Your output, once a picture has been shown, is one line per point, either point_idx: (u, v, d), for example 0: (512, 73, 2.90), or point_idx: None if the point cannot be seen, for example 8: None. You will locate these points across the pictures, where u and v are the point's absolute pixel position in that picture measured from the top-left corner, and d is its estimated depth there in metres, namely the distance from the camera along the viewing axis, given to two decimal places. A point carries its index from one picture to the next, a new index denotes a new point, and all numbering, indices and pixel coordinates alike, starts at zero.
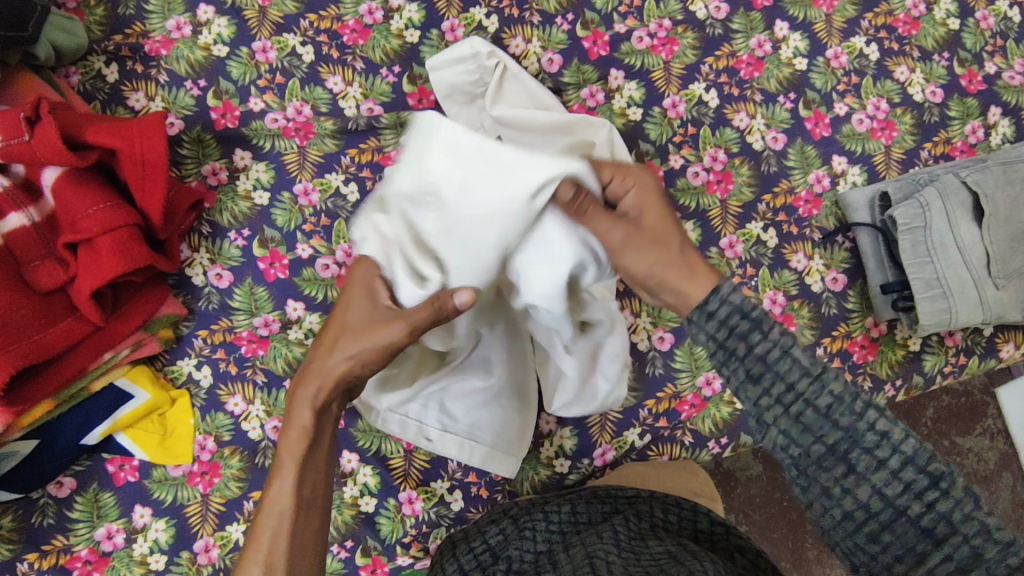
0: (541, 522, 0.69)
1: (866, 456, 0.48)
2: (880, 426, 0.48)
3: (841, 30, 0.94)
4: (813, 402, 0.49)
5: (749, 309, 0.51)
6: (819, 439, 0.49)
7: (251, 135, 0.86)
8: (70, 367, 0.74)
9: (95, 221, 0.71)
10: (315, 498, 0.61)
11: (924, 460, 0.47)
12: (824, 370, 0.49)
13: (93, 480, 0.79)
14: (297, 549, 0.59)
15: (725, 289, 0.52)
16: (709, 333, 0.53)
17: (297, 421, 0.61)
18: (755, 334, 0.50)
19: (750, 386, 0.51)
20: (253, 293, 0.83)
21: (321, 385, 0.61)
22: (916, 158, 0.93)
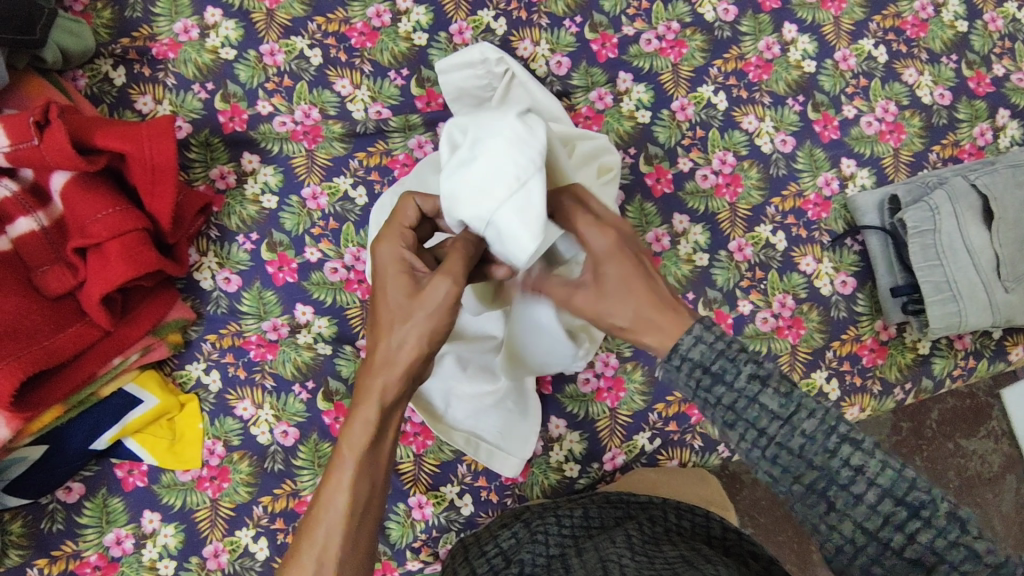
0: (552, 525, 0.69)
1: (843, 493, 0.48)
2: (854, 461, 0.47)
3: (850, 32, 0.94)
4: (786, 444, 0.49)
5: (709, 363, 0.51)
6: (798, 479, 0.49)
7: (259, 138, 0.85)
8: (79, 372, 0.73)
9: (105, 225, 0.70)
10: (373, 495, 0.59)
11: (903, 491, 0.47)
12: (796, 411, 0.49)
13: (102, 485, 0.79)
14: (350, 546, 0.56)
15: (684, 345, 0.53)
16: (697, 363, 0.52)
17: (362, 414, 0.58)
18: (721, 387, 0.51)
19: (745, 414, 0.50)
20: (262, 297, 0.83)
21: (380, 380, 0.58)
22: (925, 160, 0.93)
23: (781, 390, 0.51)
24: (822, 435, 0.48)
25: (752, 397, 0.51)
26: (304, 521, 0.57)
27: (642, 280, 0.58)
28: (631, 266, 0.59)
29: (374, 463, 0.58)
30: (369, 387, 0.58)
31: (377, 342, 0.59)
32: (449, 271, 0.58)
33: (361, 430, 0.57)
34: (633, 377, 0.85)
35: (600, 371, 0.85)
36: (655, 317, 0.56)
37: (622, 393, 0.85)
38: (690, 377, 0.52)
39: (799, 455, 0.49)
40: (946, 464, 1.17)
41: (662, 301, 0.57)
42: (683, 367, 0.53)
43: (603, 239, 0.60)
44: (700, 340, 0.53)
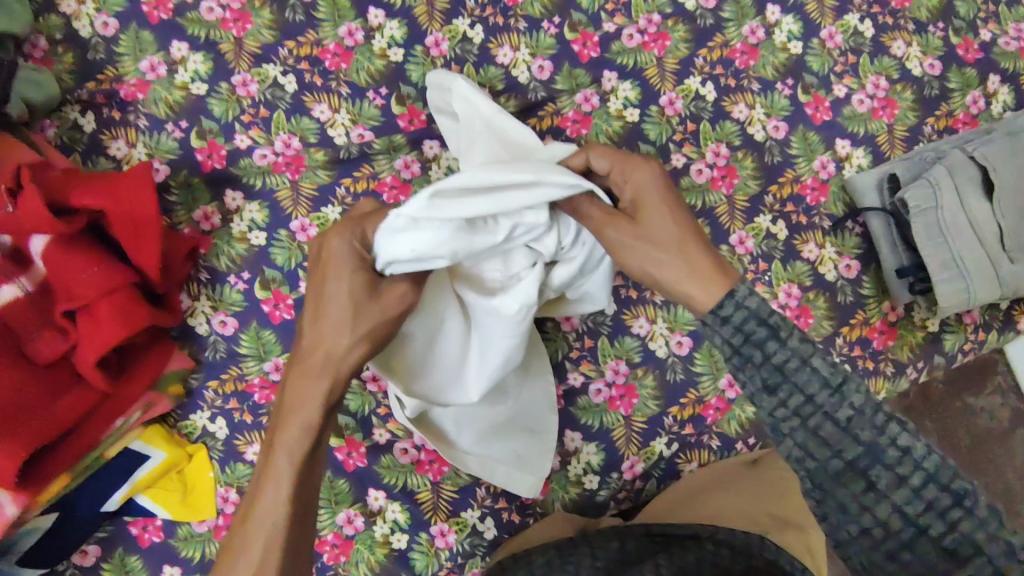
0: (586, 556, 0.65)
1: (887, 473, 0.45)
2: (901, 441, 0.45)
3: (834, 9, 0.92)
4: (833, 416, 0.47)
5: (765, 315, 0.50)
6: (838, 455, 0.46)
7: (241, 174, 0.83)
8: (83, 439, 0.71)
9: (92, 285, 0.68)
10: (310, 508, 0.58)
11: (947, 478, 0.45)
12: (845, 381, 0.47)
13: (118, 544, 0.77)
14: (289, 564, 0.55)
15: (740, 293, 0.51)
16: (751, 315, 0.50)
17: (300, 415, 0.57)
18: (773, 343, 0.48)
19: (794, 377, 0.48)
20: (260, 337, 0.81)
21: (320, 379, 0.57)
22: (920, 134, 0.91)
23: (809, 369, 0.48)
24: (869, 411, 0.46)
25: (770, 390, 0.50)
26: (238, 529, 0.56)
27: (680, 220, 0.58)
28: (681, 208, 0.59)
29: (311, 475, 0.58)
30: (300, 397, 0.58)
31: (317, 336, 0.58)
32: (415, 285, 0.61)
33: (297, 436, 0.57)
34: (644, 382, 0.84)
35: (612, 380, 0.84)
36: (702, 264, 0.55)
37: (634, 400, 0.84)
38: (735, 334, 0.50)
39: (845, 428, 0.46)
40: (955, 424, 1.17)
41: (711, 251, 0.56)
42: (729, 322, 0.50)
43: (650, 175, 0.60)
44: (743, 301, 0.51)
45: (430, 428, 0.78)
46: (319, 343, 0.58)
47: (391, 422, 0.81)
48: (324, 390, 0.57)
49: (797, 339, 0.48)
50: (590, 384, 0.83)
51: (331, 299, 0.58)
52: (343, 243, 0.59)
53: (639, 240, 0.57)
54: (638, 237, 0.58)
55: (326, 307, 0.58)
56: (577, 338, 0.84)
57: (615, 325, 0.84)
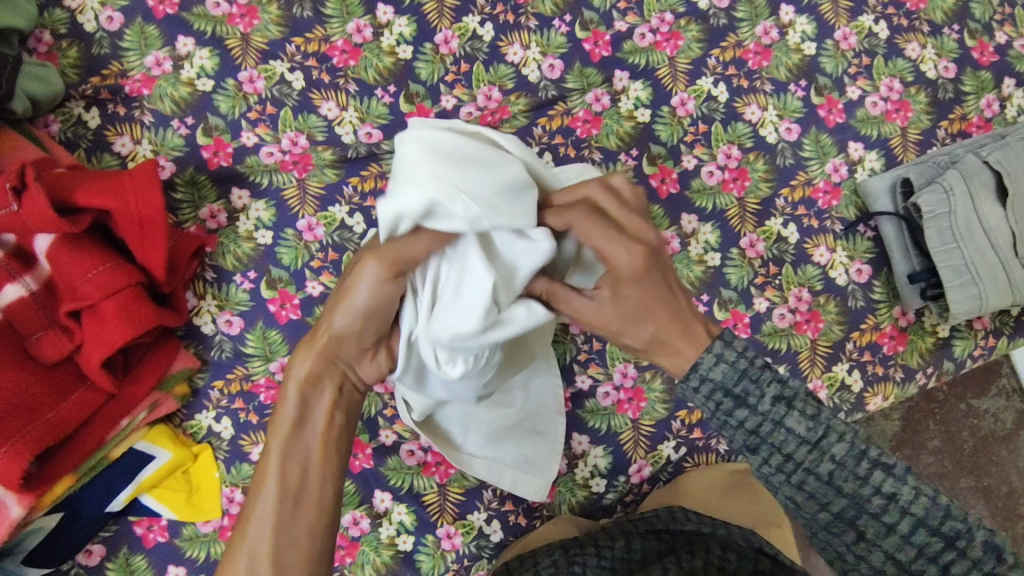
0: (591, 559, 0.64)
1: (874, 522, 0.46)
2: (886, 488, 0.46)
3: (848, 9, 0.91)
4: (814, 470, 0.47)
5: (731, 385, 0.50)
6: (825, 508, 0.47)
7: (247, 172, 0.82)
8: (89, 440, 0.70)
9: (97, 286, 0.67)
10: (306, 485, 0.60)
11: (937, 520, 0.45)
12: (824, 435, 0.47)
13: (123, 544, 0.77)
14: (279, 540, 0.57)
15: (705, 365, 0.51)
16: (717, 387, 0.50)
17: (288, 397, 0.61)
18: (743, 410, 0.49)
19: (770, 438, 0.48)
20: (266, 337, 0.80)
21: (310, 358, 0.62)
22: (934, 137, 0.90)
23: (784, 429, 0.48)
24: (852, 461, 0.47)
25: (750, 440, 0.49)
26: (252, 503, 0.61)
27: (649, 301, 0.56)
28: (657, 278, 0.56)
29: (303, 455, 0.61)
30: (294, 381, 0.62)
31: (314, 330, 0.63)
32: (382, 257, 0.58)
33: (288, 414, 0.61)
34: (652, 386, 0.83)
35: (620, 383, 0.83)
36: (668, 336, 0.55)
37: (643, 403, 0.83)
38: (707, 402, 0.51)
39: (828, 481, 0.47)
40: (959, 426, 1.17)
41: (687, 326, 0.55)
42: (699, 392, 0.51)
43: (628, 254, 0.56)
44: (709, 373, 0.51)
45: (439, 430, 0.77)
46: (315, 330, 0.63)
47: (397, 424, 0.81)
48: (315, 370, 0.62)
49: (768, 401, 0.49)
50: (598, 387, 0.83)
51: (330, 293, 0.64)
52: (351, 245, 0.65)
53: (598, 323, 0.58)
54: (603, 308, 0.57)
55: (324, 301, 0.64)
56: (585, 340, 0.83)
57: None
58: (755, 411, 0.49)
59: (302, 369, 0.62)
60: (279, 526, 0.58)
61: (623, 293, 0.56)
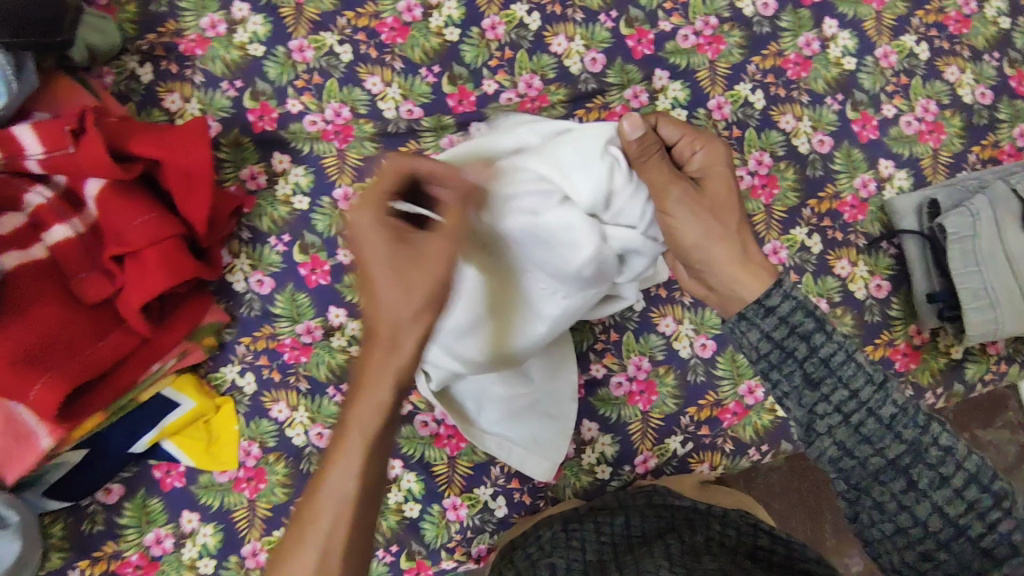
0: (591, 534, 0.70)
1: (928, 472, 0.51)
2: (943, 441, 0.51)
3: (891, 28, 0.92)
4: (875, 411, 0.52)
5: (812, 308, 0.55)
6: (880, 451, 0.52)
7: (290, 138, 0.84)
8: (120, 381, 0.72)
9: (142, 233, 0.70)
10: (378, 492, 0.53)
11: (987, 479, 0.51)
12: (886, 379, 0.53)
13: (141, 486, 0.79)
14: (352, 557, 0.51)
15: (787, 285, 0.56)
16: (798, 305, 0.55)
17: (372, 395, 0.51)
18: (818, 336, 0.54)
19: (839, 371, 0.53)
20: (295, 299, 0.83)
21: (392, 357, 0.51)
22: (965, 161, 0.91)
23: (854, 365, 0.53)
24: (911, 410, 0.52)
25: (817, 372, 0.54)
26: (297, 524, 0.51)
27: (735, 217, 0.64)
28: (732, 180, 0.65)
29: (383, 458, 0.53)
30: (371, 378, 0.51)
31: (376, 314, 0.50)
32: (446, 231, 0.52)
33: (371, 416, 0.51)
34: (665, 380, 0.85)
35: (633, 374, 0.85)
36: (748, 245, 0.63)
37: (654, 396, 0.85)
38: (778, 325, 0.55)
39: (887, 426, 0.52)
40: None
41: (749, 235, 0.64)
42: (774, 313, 0.55)
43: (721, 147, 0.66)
44: (789, 290, 0.56)
45: (454, 404, 0.79)
46: (376, 316, 0.51)
47: (414, 395, 0.83)
48: (397, 368, 0.51)
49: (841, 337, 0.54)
50: (611, 377, 0.85)
51: (379, 279, 0.50)
52: (368, 217, 0.51)
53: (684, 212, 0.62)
54: (692, 209, 0.62)
55: (375, 288, 0.50)
56: (603, 330, 0.85)
57: (641, 321, 0.85)
58: (830, 339, 0.54)
59: (378, 386, 0.51)
60: (358, 537, 0.52)
61: (719, 188, 0.64)
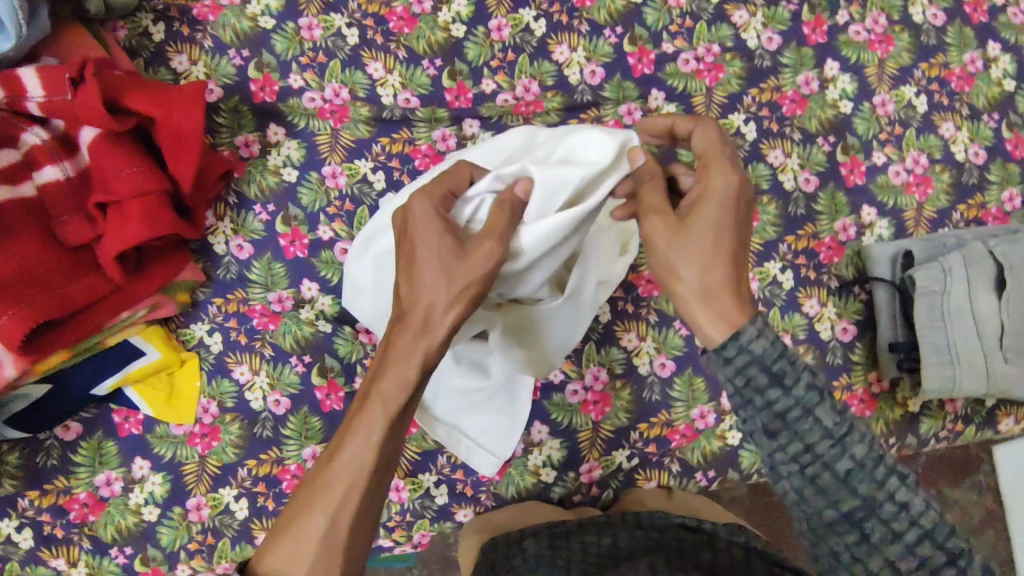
0: (576, 553, 0.72)
1: (881, 527, 0.52)
2: (899, 496, 0.52)
3: (893, 77, 0.92)
4: (832, 466, 0.52)
5: (770, 361, 0.52)
6: (835, 504, 0.52)
7: (287, 112, 0.86)
8: (88, 322, 0.74)
9: (128, 184, 0.72)
10: (390, 466, 0.58)
11: (942, 536, 0.51)
12: (848, 432, 0.52)
13: (98, 428, 0.82)
14: (357, 524, 0.55)
15: (745, 337, 0.52)
16: (755, 360, 0.52)
17: (401, 372, 0.57)
18: (776, 390, 0.52)
19: (795, 426, 0.52)
20: (271, 268, 0.85)
21: (424, 338, 0.57)
22: (948, 218, 0.91)
23: (812, 420, 0.52)
24: (870, 464, 0.52)
25: (773, 424, 0.53)
26: (308, 488, 0.56)
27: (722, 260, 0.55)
28: (745, 228, 0.57)
29: (399, 433, 0.58)
30: (399, 355, 0.58)
31: (414, 297, 0.58)
32: (494, 231, 0.59)
33: (396, 390, 0.57)
34: (620, 394, 0.86)
35: (589, 384, 0.86)
36: (720, 290, 0.55)
37: (607, 408, 0.86)
38: (738, 376, 0.53)
39: (844, 480, 0.52)
40: None
41: (736, 284, 0.55)
42: (732, 362, 0.53)
43: (732, 181, 0.57)
44: (747, 344, 0.52)
45: None
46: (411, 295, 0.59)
47: None
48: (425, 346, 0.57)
49: (802, 386, 0.52)
50: (568, 384, 0.86)
51: (424, 260, 0.58)
52: (421, 203, 0.60)
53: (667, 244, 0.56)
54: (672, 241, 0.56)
55: (417, 273, 0.58)
56: None
57: (605, 333, 0.87)
58: (788, 394, 0.52)
59: (404, 366, 0.57)
60: (363, 508, 0.55)
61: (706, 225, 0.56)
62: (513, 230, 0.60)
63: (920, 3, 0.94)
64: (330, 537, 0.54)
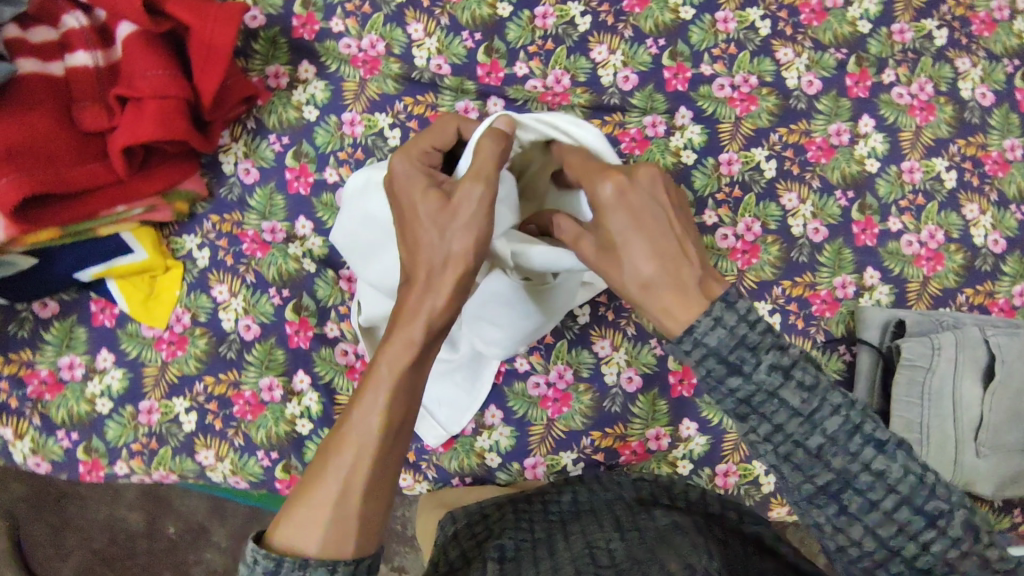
0: (539, 513, 0.72)
1: (859, 498, 0.47)
2: (875, 465, 0.47)
3: (927, 147, 0.91)
4: (803, 443, 0.48)
5: (726, 352, 0.48)
6: (810, 480, 0.48)
7: (322, 52, 0.88)
8: (85, 207, 0.76)
9: (151, 84, 0.74)
10: (405, 429, 0.53)
11: (922, 500, 0.47)
12: (819, 409, 0.47)
13: (74, 312, 0.84)
14: (370, 488, 0.50)
15: (701, 330, 0.48)
16: (711, 352, 0.48)
17: (406, 331, 0.53)
18: (735, 377, 0.48)
19: (761, 410, 0.48)
20: (272, 199, 0.87)
21: (437, 295, 0.53)
22: (952, 299, 0.89)
23: (779, 401, 0.48)
24: (844, 437, 0.47)
25: (742, 409, 0.49)
26: (317, 459, 0.51)
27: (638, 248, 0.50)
28: (649, 213, 0.51)
29: (412, 393, 0.53)
30: (405, 316, 0.53)
31: (416, 258, 0.55)
32: (477, 173, 0.53)
33: (401, 347, 0.52)
34: (581, 397, 0.86)
35: (552, 381, 0.86)
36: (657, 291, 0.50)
37: (565, 408, 0.86)
38: (698, 368, 0.48)
39: (816, 455, 0.48)
40: None
41: (671, 277, 0.49)
42: (691, 356, 0.48)
43: (607, 187, 0.51)
44: (703, 338, 0.48)
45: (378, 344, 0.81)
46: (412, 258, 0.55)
47: (345, 323, 0.85)
48: (439, 301, 0.53)
49: (764, 370, 0.48)
50: (531, 375, 0.86)
51: (414, 222, 0.55)
52: (401, 163, 0.57)
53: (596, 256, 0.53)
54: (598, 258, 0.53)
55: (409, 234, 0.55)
56: None
57: (579, 335, 0.87)
58: (750, 381, 0.48)
59: (410, 328, 0.53)
60: (377, 468, 0.51)
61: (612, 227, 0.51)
62: (500, 159, 0.55)
63: (972, 78, 0.92)
64: (342, 502, 0.49)
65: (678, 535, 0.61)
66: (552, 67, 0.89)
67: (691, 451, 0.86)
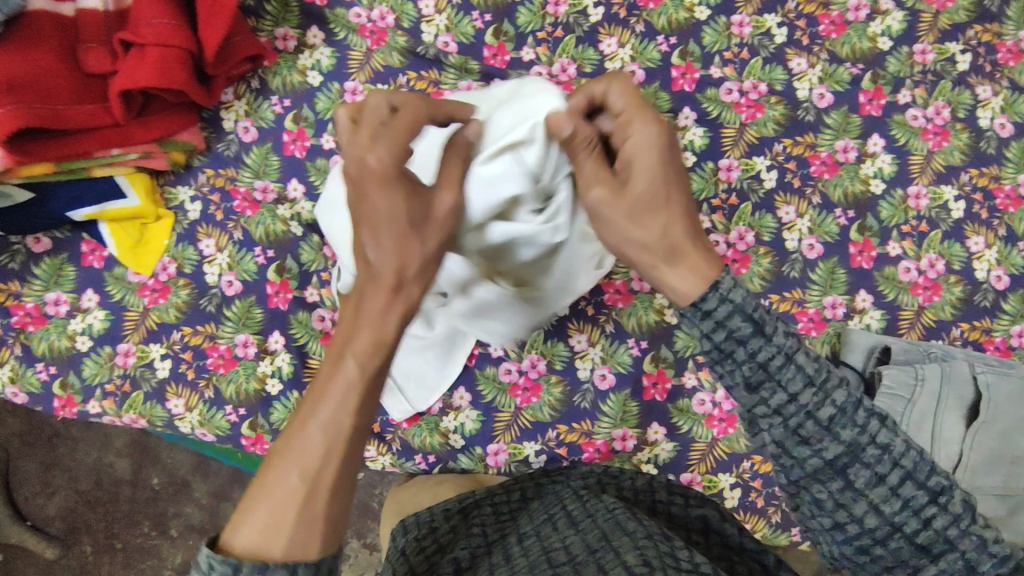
0: (489, 514, 0.71)
1: (865, 472, 0.48)
2: (881, 438, 0.48)
3: (937, 173, 0.88)
4: (815, 414, 0.48)
5: (751, 309, 0.49)
6: (819, 453, 0.48)
7: (331, 20, 0.89)
8: (80, 146, 0.78)
9: (154, 32, 0.75)
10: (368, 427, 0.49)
11: (924, 475, 0.47)
12: (828, 378, 0.49)
13: (65, 250, 0.86)
14: (335, 488, 0.46)
15: (726, 286, 0.50)
16: (735, 309, 0.49)
17: (364, 323, 0.50)
18: (756, 339, 0.49)
19: (778, 376, 0.48)
20: (267, 159, 0.87)
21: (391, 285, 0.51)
22: (946, 332, 0.86)
23: (794, 367, 0.49)
24: (852, 408, 0.48)
25: (756, 376, 0.49)
26: (270, 468, 0.46)
27: (668, 204, 0.55)
28: (680, 172, 0.56)
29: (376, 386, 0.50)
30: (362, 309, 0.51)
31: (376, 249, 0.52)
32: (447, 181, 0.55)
33: (360, 340, 0.49)
34: (552, 389, 0.85)
35: (524, 369, 0.85)
36: (683, 247, 0.54)
37: (534, 398, 0.85)
38: (712, 327, 0.50)
39: (826, 426, 0.48)
40: None
41: (695, 234, 0.55)
42: (711, 315, 0.50)
43: (651, 133, 0.56)
44: (728, 294, 0.49)
45: None
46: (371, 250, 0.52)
47: (325, 290, 0.86)
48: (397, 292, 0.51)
49: (782, 334, 0.49)
50: (504, 361, 0.85)
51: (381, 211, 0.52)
52: (387, 154, 0.52)
53: (622, 203, 0.55)
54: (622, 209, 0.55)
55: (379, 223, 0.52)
56: None
57: (556, 327, 0.86)
58: (770, 342, 0.49)
59: (380, 326, 0.50)
60: (337, 465, 0.47)
61: (645, 180, 0.55)
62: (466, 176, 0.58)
63: (992, 107, 0.89)
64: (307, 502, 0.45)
65: (631, 520, 0.59)
66: (559, 54, 0.88)
67: (657, 456, 0.84)
